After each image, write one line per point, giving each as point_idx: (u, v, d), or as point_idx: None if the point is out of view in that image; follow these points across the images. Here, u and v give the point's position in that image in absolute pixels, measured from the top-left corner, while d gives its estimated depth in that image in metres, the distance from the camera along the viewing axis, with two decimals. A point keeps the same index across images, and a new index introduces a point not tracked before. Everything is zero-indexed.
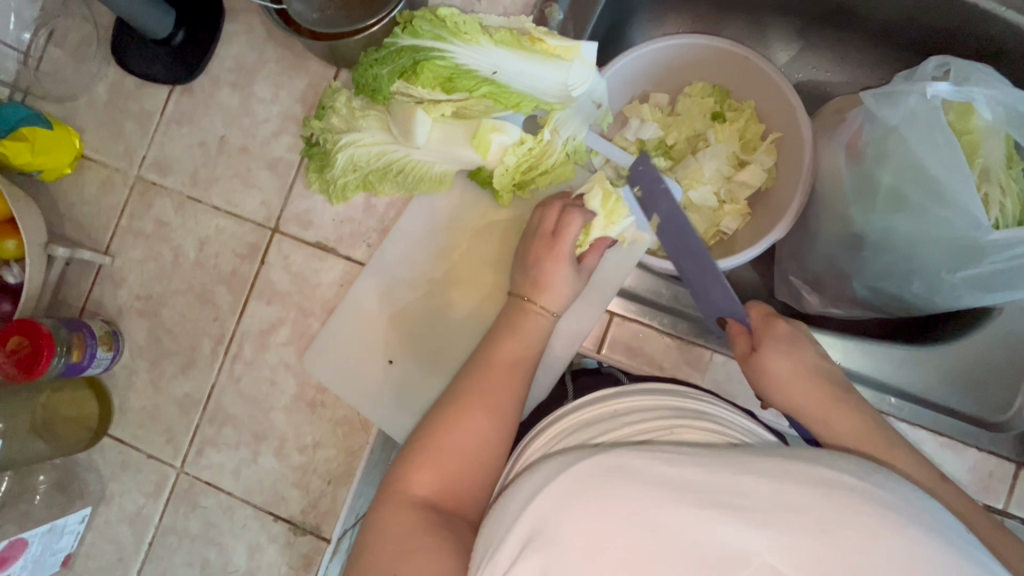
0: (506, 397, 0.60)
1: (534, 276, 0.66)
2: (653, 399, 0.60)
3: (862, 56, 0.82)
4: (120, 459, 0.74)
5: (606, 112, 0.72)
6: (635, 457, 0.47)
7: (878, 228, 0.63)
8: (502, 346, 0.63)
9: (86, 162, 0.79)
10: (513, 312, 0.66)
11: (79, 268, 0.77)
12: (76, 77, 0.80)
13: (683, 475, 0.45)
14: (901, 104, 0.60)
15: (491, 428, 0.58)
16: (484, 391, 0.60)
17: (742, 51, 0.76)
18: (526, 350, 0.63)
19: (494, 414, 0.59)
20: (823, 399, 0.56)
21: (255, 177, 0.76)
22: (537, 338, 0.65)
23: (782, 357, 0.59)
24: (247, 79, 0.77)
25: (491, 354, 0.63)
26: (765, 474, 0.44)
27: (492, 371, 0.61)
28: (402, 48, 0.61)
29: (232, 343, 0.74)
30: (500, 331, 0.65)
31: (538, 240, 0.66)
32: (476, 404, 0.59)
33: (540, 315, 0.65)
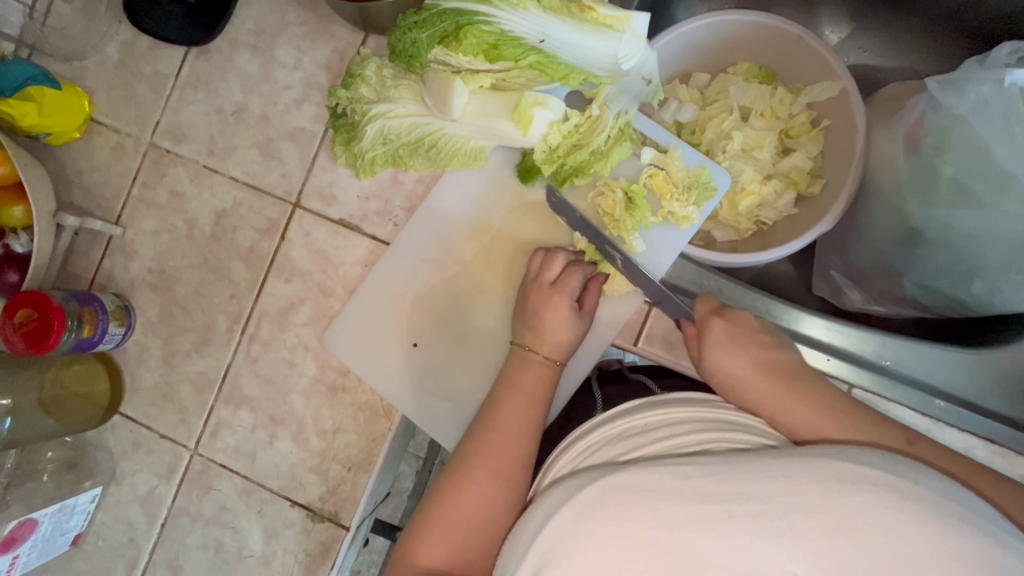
0: (511, 459, 0.57)
1: (533, 325, 0.64)
2: (679, 408, 0.56)
3: (919, 41, 0.77)
4: (132, 438, 0.72)
5: (657, 88, 0.67)
6: (646, 471, 0.44)
7: (939, 222, 0.60)
8: (507, 401, 0.61)
9: (96, 126, 0.75)
10: (517, 366, 0.64)
11: (89, 238, 0.73)
12: (84, 34, 0.75)
13: (698, 485, 0.42)
14: (972, 93, 0.57)
15: (496, 496, 0.56)
16: (485, 456, 0.57)
17: (796, 30, 0.71)
18: (529, 404, 0.61)
19: (500, 476, 0.56)
20: (821, 417, 0.54)
21: (275, 148, 0.71)
22: (542, 389, 0.62)
23: (726, 353, 0.59)
24: (268, 42, 0.73)
25: (496, 411, 0.60)
26: (782, 476, 0.41)
27: (495, 431, 0.59)
28: (444, 11, 0.57)
29: (249, 322, 0.70)
30: (503, 386, 0.62)
31: (540, 291, 0.64)
32: (479, 471, 0.57)
33: (545, 365, 0.63)
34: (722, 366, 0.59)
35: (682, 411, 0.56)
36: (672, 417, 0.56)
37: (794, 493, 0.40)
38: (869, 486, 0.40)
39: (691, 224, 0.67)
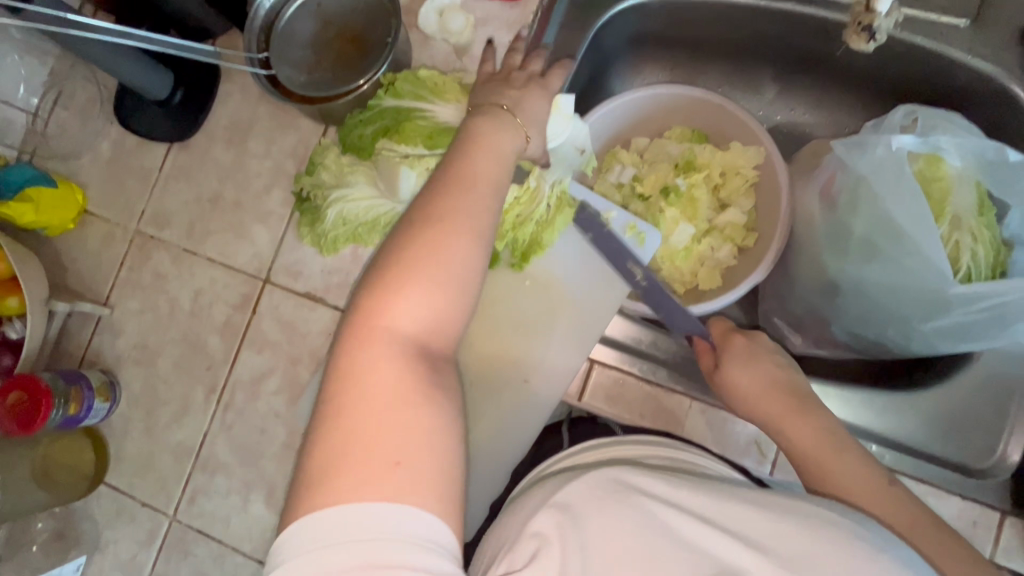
0: (455, 254, 0.44)
1: (453, 174, 0.48)
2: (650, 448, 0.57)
3: (839, 99, 0.82)
4: (115, 507, 0.76)
5: (590, 157, 0.74)
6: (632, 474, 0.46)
7: (851, 274, 0.64)
8: (433, 216, 0.45)
9: (88, 217, 0.82)
10: (417, 242, 0.44)
11: (80, 319, 0.80)
12: (80, 136, 0.84)
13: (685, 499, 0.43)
14: (871, 154, 0.62)
15: (440, 362, 0.42)
16: (374, 396, 0.38)
17: (717, 99, 0.78)
18: (443, 263, 0.43)
19: (432, 286, 0.43)
20: (829, 449, 0.52)
21: (247, 230, 0.78)
22: (484, 209, 0.47)
23: (740, 368, 0.60)
24: (241, 136, 0.81)
25: (397, 265, 0.43)
26: (754, 503, 0.44)
27: (360, 373, 0.39)
28: (385, 109, 0.68)
29: (224, 392, 0.76)
30: (385, 280, 0.43)
31: (450, 159, 0.50)
32: (371, 394, 0.38)
33: (444, 252, 0.44)
34: (725, 373, 0.61)
35: (650, 448, 0.57)
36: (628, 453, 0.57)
37: (769, 519, 0.42)
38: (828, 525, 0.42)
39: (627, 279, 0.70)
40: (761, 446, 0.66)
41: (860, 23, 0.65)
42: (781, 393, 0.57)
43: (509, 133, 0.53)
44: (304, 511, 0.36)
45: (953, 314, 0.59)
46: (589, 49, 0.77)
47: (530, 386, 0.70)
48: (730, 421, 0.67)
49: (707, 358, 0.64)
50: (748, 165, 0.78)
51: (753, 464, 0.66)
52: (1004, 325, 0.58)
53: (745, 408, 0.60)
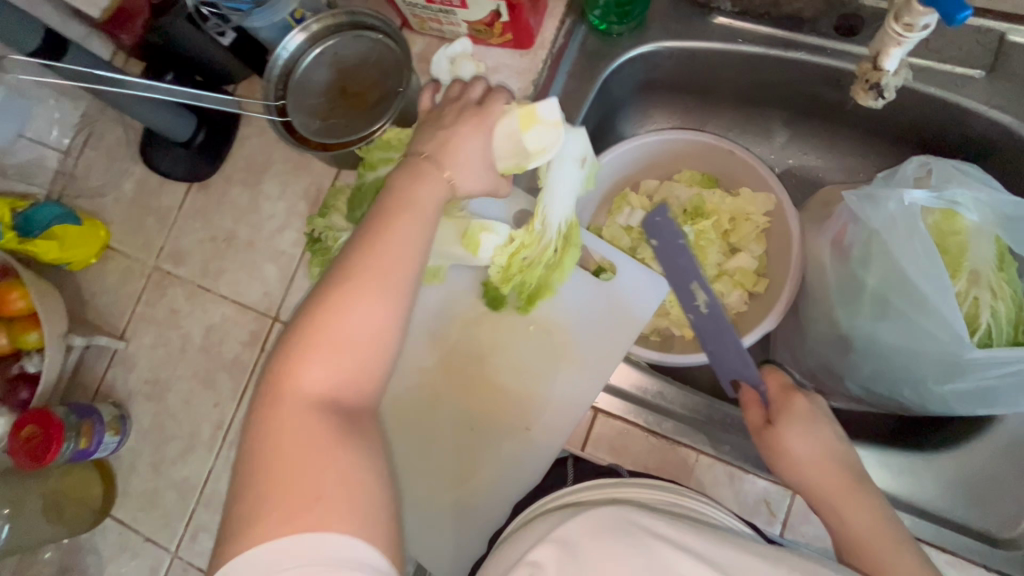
0: (365, 302, 0.46)
1: (375, 229, 0.49)
2: (639, 488, 0.54)
3: (853, 145, 0.81)
4: (120, 541, 0.76)
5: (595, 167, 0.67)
6: (639, 513, 0.45)
7: (862, 330, 0.62)
8: (352, 268, 0.47)
9: (109, 252, 0.85)
10: (333, 299, 0.46)
11: (96, 352, 0.82)
12: (107, 174, 0.88)
13: (699, 547, 0.42)
14: (883, 208, 0.60)
15: (356, 419, 0.45)
16: (301, 443, 0.42)
17: (726, 145, 0.77)
18: (365, 320, 0.46)
19: (348, 347, 0.45)
20: (887, 535, 0.50)
21: (260, 269, 0.80)
22: (411, 256, 0.49)
23: (800, 433, 0.56)
24: (257, 177, 0.83)
25: (314, 320, 0.46)
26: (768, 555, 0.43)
27: (284, 421, 0.43)
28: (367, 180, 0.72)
29: (231, 429, 0.76)
30: (315, 325, 0.45)
31: (381, 207, 0.51)
32: (302, 438, 0.42)
33: (357, 307, 0.46)
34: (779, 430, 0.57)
35: (642, 488, 0.55)
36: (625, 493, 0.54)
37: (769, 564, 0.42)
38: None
39: (634, 328, 0.69)
40: (771, 504, 0.62)
41: (867, 80, 0.63)
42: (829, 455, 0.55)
43: (427, 180, 0.52)
44: (246, 544, 0.39)
45: (975, 378, 0.55)
46: (597, 96, 0.78)
47: (534, 437, 0.68)
48: (738, 477, 0.63)
49: (757, 413, 0.59)
50: (758, 212, 0.77)
51: (764, 523, 0.62)
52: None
53: (787, 467, 0.56)
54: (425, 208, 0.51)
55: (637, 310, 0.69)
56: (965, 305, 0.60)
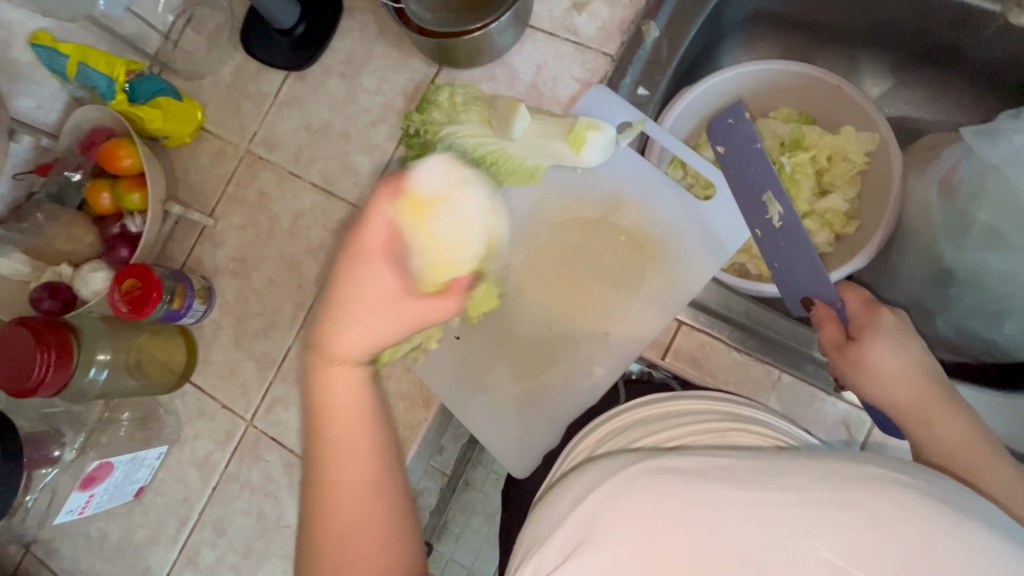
0: (368, 425, 0.50)
1: (314, 350, 0.50)
2: (707, 401, 0.54)
3: (962, 96, 0.79)
4: (198, 406, 0.80)
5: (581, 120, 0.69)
6: (671, 455, 0.40)
7: (970, 262, 0.62)
8: (334, 400, 0.49)
9: (204, 133, 0.87)
10: (324, 430, 0.50)
11: (187, 227, 0.84)
12: (206, 58, 0.89)
13: (730, 474, 0.37)
14: (1005, 142, 0.59)
15: (387, 462, 0.51)
16: (357, 463, 0.50)
17: (834, 79, 0.75)
18: (356, 394, 0.50)
19: (363, 432, 0.50)
20: (982, 451, 0.46)
21: (352, 160, 0.81)
22: (417, 318, 0.50)
23: (885, 347, 0.53)
24: (355, 70, 0.84)
25: (324, 444, 0.49)
26: (821, 470, 0.37)
27: (346, 461, 0.49)
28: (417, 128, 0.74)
29: (312, 310, 0.79)
30: (319, 418, 0.50)
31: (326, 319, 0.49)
32: (361, 475, 0.50)
33: (362, 324, 0.48)
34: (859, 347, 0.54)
35: (708, 403, 0.54)
36: (688, 410, 0.54)
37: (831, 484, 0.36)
38: (912, 491, 0.35)
39: (727, 246, 0.70)
40: (850, 427, 0.63)
41: None
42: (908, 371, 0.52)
43: (368, 277, 0.49)
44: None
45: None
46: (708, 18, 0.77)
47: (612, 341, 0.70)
48: (819, 398, 0.64)
49: (834, 330, 0.57)
50: (858, 151, 0.76)
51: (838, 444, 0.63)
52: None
53: (865, 383, 0.53)
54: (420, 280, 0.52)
55: (734, 229, 0.70)
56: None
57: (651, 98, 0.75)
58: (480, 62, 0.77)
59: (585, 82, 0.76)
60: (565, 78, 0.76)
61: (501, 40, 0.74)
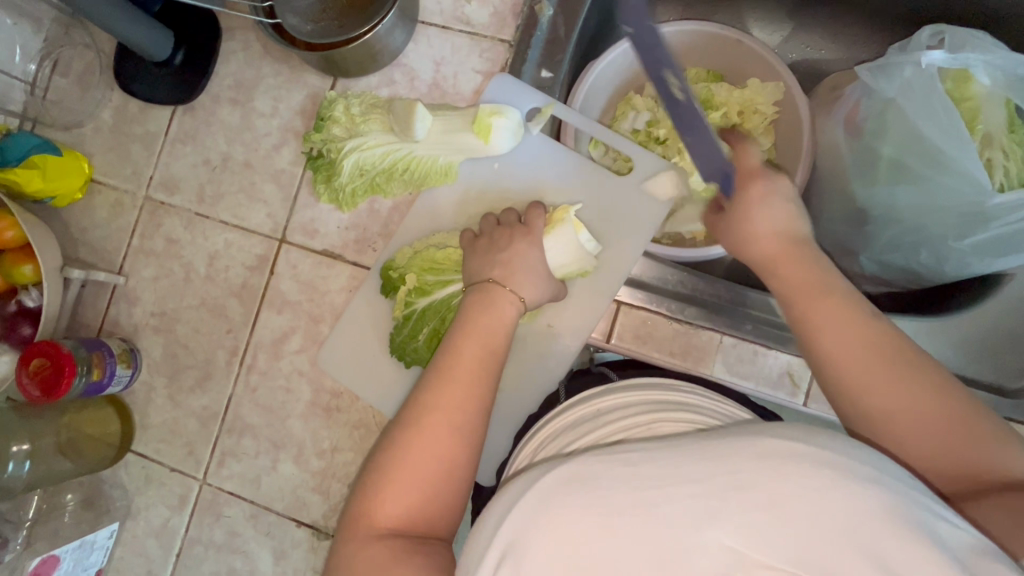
0: (470, 412, 0.52)
1: (439, 370, 0.54)
2: (636, 393, 0.57)
3: (856, 31, 0.80)
4: (144, 474, 0.76)
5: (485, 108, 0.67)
6: (591, 459, 0.41)
7: (880, 198, 0.63)
8: (442, 395, 0.52)
9: (96, 186, 0.81)
10: (440, 435, 0.50)
11: (95, 289, 0.79)
12: (82, 104, 0.82)
13: (645, 472, 0.39)
14: (897, 76, 0.59)
15: (450, 475, 0.50)
16: (409, 479, 0.49)
17: (733, 35, 0.75)
18: (469, 391, 0.53)
19: (462, 433, 0.51)
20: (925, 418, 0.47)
21: (260, 191, 0.77)
22: (501, 330, 0.58)
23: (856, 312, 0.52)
24: (247, 95, 0.79)
25: (420, 444, 0.50)
26: (720, 455, 0.38)
27: (400, 474, 0.49)
28: (324, 152, 0.72)
29: (246, 354, 0.75)
30: (409, 425, 0.51)
31: (440, 355, 0.56)
32: (403, 488, 0.49)
33: (459, 359, 0.54)
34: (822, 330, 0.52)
35: (638, 395, 0.57)
36: (625, 402, 0.57)
37: (726, 460, 0.38)
38: (802, 462, 0.36)
39: (655, 216, 0.69)
40: (794, 377, 0.65)
41: None
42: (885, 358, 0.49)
43: (495, 305, 0.59)
44: None
45: (988, 228, 0.57)
46: None
47: (559, 335, 0.68)
48: (761, 353, 0.65)
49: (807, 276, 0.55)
50: (766, 102, 0.75)
51: (786, 395, 0.65)
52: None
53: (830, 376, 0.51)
54: (516, 290, 0.60)
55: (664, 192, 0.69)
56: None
57: (555, 80, 0.74)
58: (374, 68, 0.73)
59: (486, 73, 0.73)
60: (465, 72, 0.74)
61: (392, 41, 0.71)
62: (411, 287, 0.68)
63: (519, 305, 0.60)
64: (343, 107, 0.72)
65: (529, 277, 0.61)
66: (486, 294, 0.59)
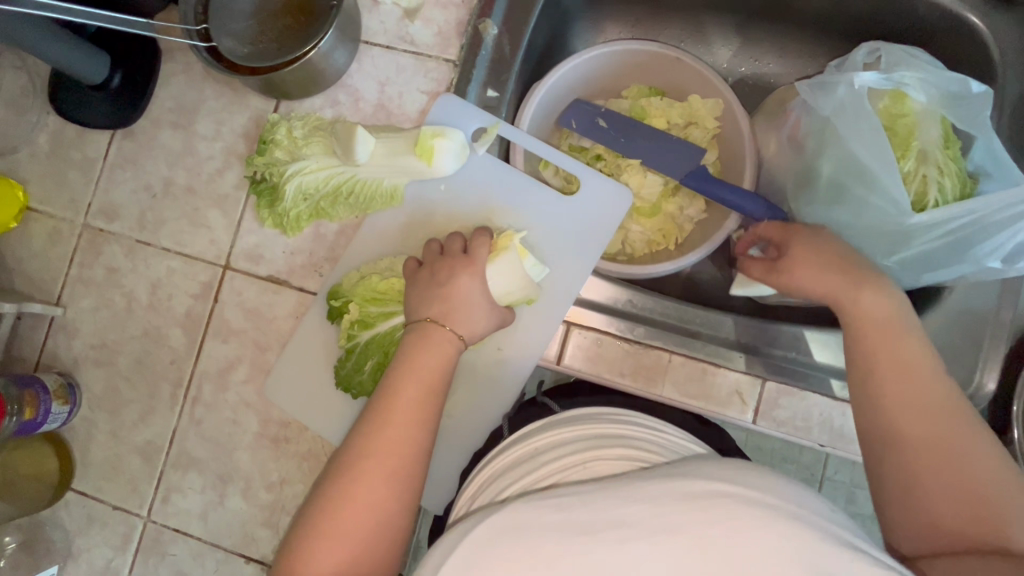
0: (404, 455, 0.51)
1: (375, 413, 0.53)
2: (574, 428, 0.57)
3: (802, 46, 0.81)
4: (85, 513, 0.73)
5: (428, 131, 0.67)
6: (526, 508, 0.41)
7: (819, 214, 0.64)
8: (375, 441, 0.51)
9: (31, 214, 0.78)
10: (372, 483, 0.50)
11: (32, 321, 0.76)
12: (14, 128, 0.79)
13: (576, 516, 0.40)
14: (832, 95, 0.60)
15: (385, 525, 0.49)
16: (341, 535, 0.48)
17: (673, 52, 0.74)
18: (404, 433, 0.52)
19: (395, 477, 0.51)
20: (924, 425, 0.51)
21: (203, 216, 0.75)
22: (441, 365, 0.57)
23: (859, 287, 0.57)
24: (188, 117, 0.77)
25: (348, 493, 0.49)
26: (647, 497, 0.40)
27: (334, 527, 0.48)
28: (267, 176, 0.71)
29: (191, 386, 0.72)
30: (340, 474, 0.51)
31: (376, 400, 0.54)
32: (332, 548, 0.47)
33: (394, 402, 0.54)
34: (882, 366, 0.53)
35: (573, 430, 0.57)
36: (559, 438, 0.56)
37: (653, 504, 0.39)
38: (734, 501, 0.39)
39: (599, 243, 0.69)
40: (743, 395, 0.64)
41: None
42: (935, 412, 0.51)
43: (436, 343, 0.58)
44: None
45: (912, 242, 0.58)
46: (547, 4, 0.74)
47: (506, 355, 0.67)
48: (710, 372, 0.65)
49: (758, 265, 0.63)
50: (708, 116, 0.76)
51: (736, 414, 0.65)
52: (965, 246, 0.57)
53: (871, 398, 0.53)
54: (456, 327, 0.59)
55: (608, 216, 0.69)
56: (914, 186, 0.60)
57: (501, 99, 0.72)
58: (317, 90, 0.72)
59: (432, 93, 0.72)
60: (410, 92, 0.73)
61: (335, 61, 0.70)
62: (353, 317, 0.68)
63: (460, 339, 0.59)
64: (286, 130, 0.70)
65: (468, 309, 0.60)
66: (426, 332, 0.59)
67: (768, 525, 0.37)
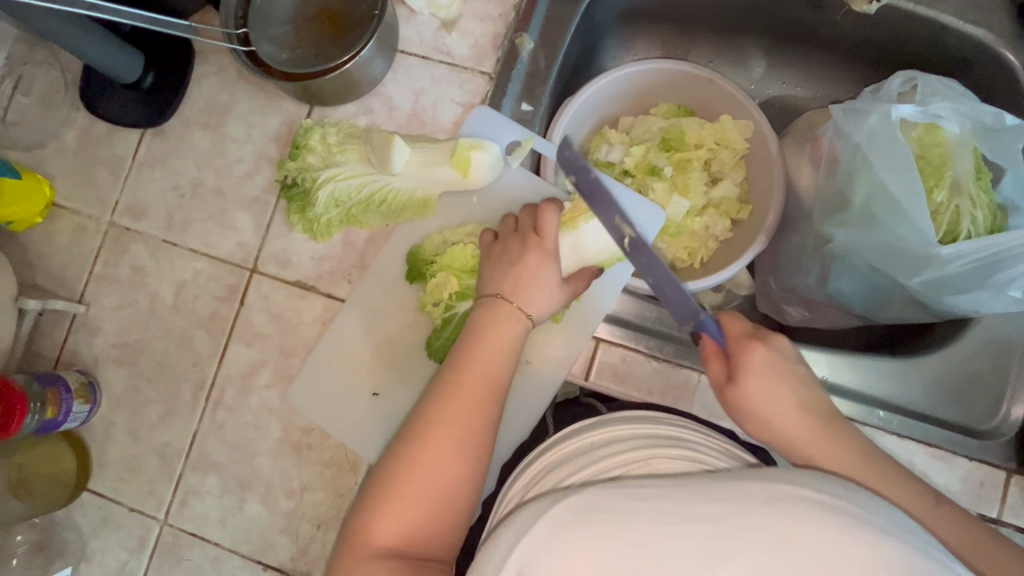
0: (477, 428, 0.53)
1: (449, 381, 0.54)
2: (627, 425, 0.58)
3: (830, 71, 0.82)
4: (101, 514, 0.72)
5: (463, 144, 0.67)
6: (606, 495, 0.43)
7: (847, 236, 0.64)
8: (446, 411, 0.53)
9: (57, 210, 0.77)
10: (445, 451, 0.51)
11: (54, 317, 0.75)
12: (43, 123, 0.79)
13: (658, 505, 0.41)
14: (865, 121, 0.61)
15: (453, 494, 0.51)
16: (411, 501, 0.50)
17: (706, 73, 0.75)
18: (479, 402, 0.54)
19: (464, 448, 0.52)
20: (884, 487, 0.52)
21: (231, 219, 0.75)
22: (511, 341, 0.58)
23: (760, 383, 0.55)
24: (219, 119, 0.77)
25: (421, 453, 0.51)
26: (726, 496, 0.41)
27: (404, 496, 0.50)
28: (298, 182, 0.71)
29: (213, 389, 0.72)
30: (411, 438, 0.52)
31: (447, 372, 0.55)
32: (401, 509, 0.50)
33: (468, 371, 0.55)
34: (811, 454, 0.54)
35: (628, 429, 0.57)
36: (615, 436, 0.57)
37: (734, 504, 0.40)
38: (815, 507, 0.39)
39: None
40: None
41: None
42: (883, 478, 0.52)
43: (508, 322, 0.58)
44: None
45: (940, 269, 0.58)
46: (582, 21, 0.75)
47: (534, 368, 0.67)
48: None
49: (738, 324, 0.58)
50: (737, 137, 0.76)
51: None
52: (993, 273, 0.57)
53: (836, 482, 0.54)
54: (530, 311, 0.59)
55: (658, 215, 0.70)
56: (946, 216, 0.61)
57: (535, 113, 0.72)
58: (352, 97, 0.72)
59: (466, 104, 0.72)
60: (444, 103, 0.73)
61: (372, 70, 0.70)
62: (453, 290, 0.67)
63: (529, 322, 0.59)
64: (317, 136, 0.70)
65: (540, 288, 0.60)
66: (493, 310, 0.59)
67: (852, 534, 0.37)
